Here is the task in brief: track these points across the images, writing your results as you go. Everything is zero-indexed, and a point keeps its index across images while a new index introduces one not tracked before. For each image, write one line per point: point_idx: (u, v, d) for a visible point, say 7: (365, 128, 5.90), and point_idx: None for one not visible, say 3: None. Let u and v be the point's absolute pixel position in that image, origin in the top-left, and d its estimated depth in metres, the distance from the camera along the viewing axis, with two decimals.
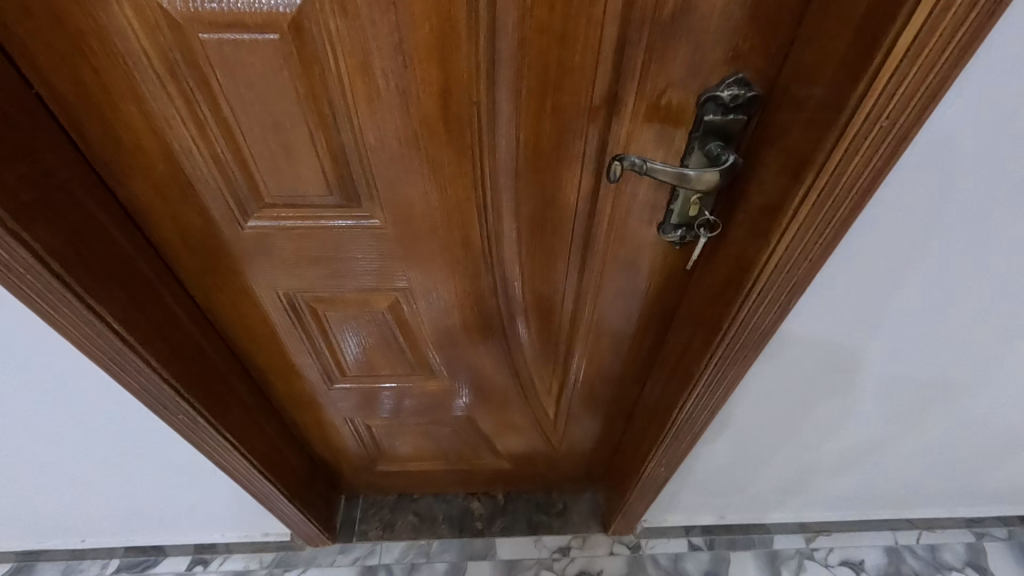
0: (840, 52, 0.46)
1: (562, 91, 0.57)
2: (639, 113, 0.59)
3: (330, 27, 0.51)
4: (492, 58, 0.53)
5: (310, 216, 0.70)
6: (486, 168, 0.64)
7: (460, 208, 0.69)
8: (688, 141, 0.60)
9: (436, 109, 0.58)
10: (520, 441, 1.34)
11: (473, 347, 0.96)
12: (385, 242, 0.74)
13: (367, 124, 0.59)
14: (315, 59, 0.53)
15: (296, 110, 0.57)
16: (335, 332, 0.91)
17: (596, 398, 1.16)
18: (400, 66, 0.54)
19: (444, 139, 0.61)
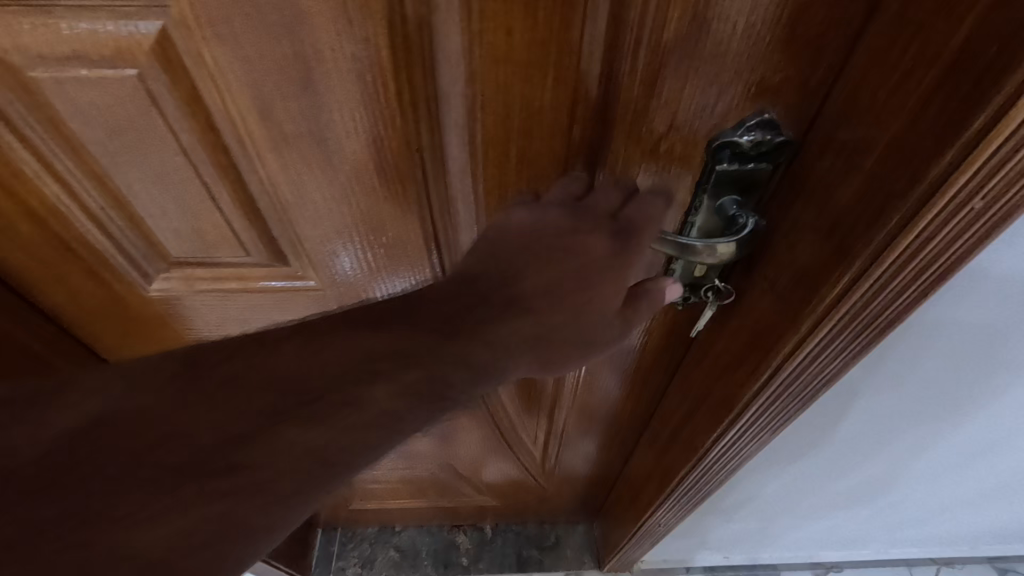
0: (914, 100, 0.32)
1: (529, 136, 0.43)
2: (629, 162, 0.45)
3: (206, 60, 0.37)
4: (433, 95, 0.40)
5: (228, 277, 0.58)
6: (440, 223, 0.51)
7: (412, 266, 0.56)
8: (694, 193, 0.46)
9: (366, 161, 0.44)
10: (504, 476, 1.23)
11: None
12: (324, 303, 0.61)
13: (279, 178, 0.46)
14: (193, 99, 0.39)
15: (184, 161, 0.44)
16: None
17: (586, 441, 1.04)
18: (310, 108, 0.40)
19: (381, 191, 0.47)
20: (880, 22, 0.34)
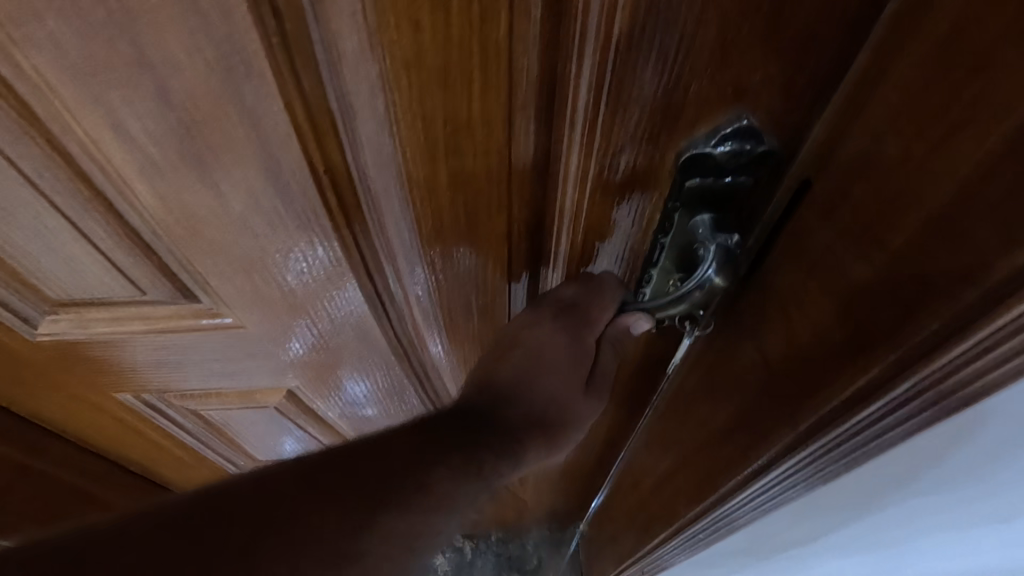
0: (966, 171, 0.23)
1: (458, 155, 0.35)
2: (582, 182, 0.37)
3: (24, 69, 0.28)
4: (332, 105, 0.32)
5: (127, 317, 0.49)
6: (371, 248, 0.44)
7: (343, 296, 0.49)
8: (663, 211, 0.39)
9: (265, 186, 0.36)
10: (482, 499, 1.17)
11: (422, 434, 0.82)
12: (253, 340, 0.54)
13: (160, 211, 0.37)
14: (25, 117, 0.31)
15: (33, 191, 0.35)
16: (223, 424, 0.73)
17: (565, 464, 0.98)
18: (178, 126, 0.32)
19: (292, 221, 0.40)
20: (924, 37, 0.26)
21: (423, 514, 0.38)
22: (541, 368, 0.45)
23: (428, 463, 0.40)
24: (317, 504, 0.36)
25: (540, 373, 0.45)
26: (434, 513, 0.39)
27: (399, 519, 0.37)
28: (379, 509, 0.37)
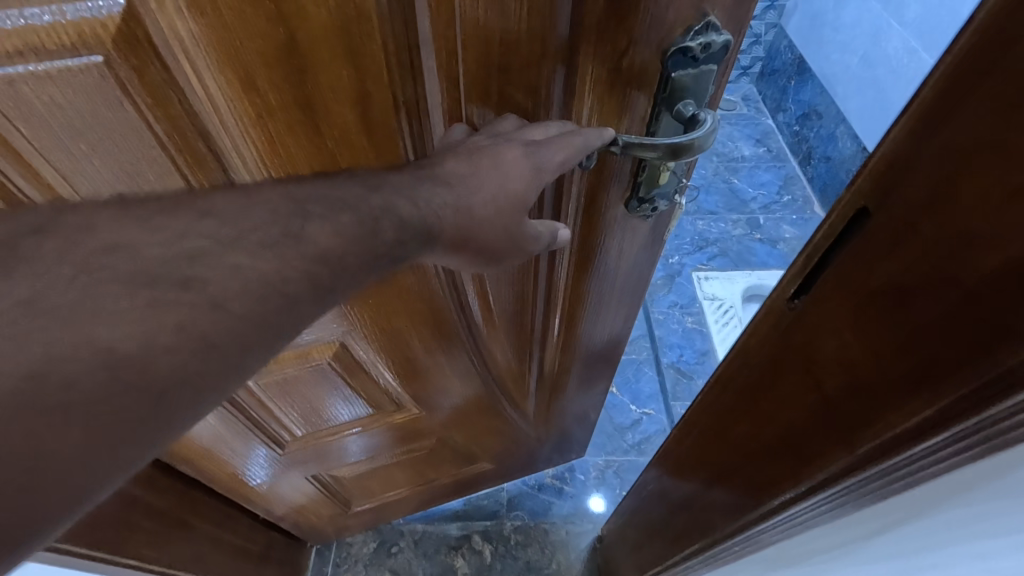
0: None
1: (507, 71, 0.45)
2: (592, 85, 0.48)
3: (178, 33, 0.35)
4: (412, 42, 0.40)
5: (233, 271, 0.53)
6: None
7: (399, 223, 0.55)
8: (656, 105, 0.50)
9: (350, 111, 0.44)
10: (482, 439, 1.12)
11: (338, 316, 0.66)
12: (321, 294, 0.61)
13: (257, 154, 0.44)
14: (164, 83, 0.37)
15: (156, 150, 0.41)
16: (275, 401, 0.77)
17: (560, 374, 0.97)
18: (294, 71, 0.39)
19: (370, 157, 0.47)
20: (977, 95, 0.29)
21: (280, 262, 0.35)
22: (495, 191, 0.48)
23: (319, 210, 0.38)
24: (146, 231, 0.32)
25: (494, 198, 0.48)
26: (292, 270, 0.35)
27: (251, 257, 0.34)
28: (234, 245, 0.34)
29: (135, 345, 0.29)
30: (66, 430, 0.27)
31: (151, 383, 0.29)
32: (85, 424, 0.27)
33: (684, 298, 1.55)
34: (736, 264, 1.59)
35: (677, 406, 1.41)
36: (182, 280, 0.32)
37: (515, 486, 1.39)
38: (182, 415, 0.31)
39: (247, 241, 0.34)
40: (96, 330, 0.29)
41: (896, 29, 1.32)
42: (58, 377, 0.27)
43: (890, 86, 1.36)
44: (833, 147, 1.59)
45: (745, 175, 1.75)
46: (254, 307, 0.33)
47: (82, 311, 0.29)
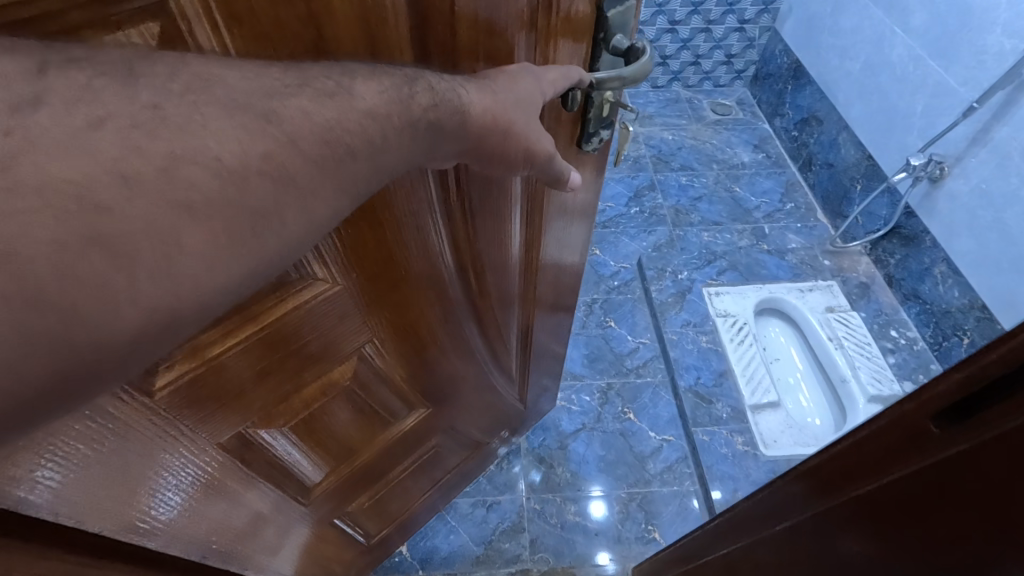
0: None
1: (493, 33, 0.32)
2: (561, 29, 0.36)
3: None
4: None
5: (260, 328, 0.36)
6: (453, 189, 0.42)
7: (414, 225, 0.41)
8: (592, 47, 0.40)
9: (358, 52, 0.27)
10: (460, 418, 0.75)
11: (209, 337, 0.33)
12: (326, 313, 0.40)
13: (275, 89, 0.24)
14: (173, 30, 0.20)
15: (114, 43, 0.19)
16: (273, 441, 0.47)
17: (529, 333, 0.71)
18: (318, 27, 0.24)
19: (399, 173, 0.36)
20: None
21: (345, 110, 0.23)
22: (516, 110, 0.32)
23: (360, 78, 0.24)
24: (228, 63, 0.21)
25: (519, 120, 0.32)
26: (384, 107, 0.25)
27: (316, 104, 0.22)
28: (299, 86, 0.22)
29: (165, 164, 0.19)
30: (200, 229, 0.20)
31: (256, 204, 0.21)
32: (213, 232, 0.20)
33: (697, 317, 1.16)
34: (747, 277, 1.23)
35: (701, 433, 0.98)
36: (263, 111, 0.21)
37: (532, 514, 0.92)
38: (277, 241, 0.23)
39: (319, 83, 0.23)
40: (207, 142, 0.20)
41: (900, 36, 1.14)
42: (178, 179, 0.19)
43: (898, 95, 1.14)
44: (835, 154, 1.36)
45: (748, 183, 1.49)
46: (320, 149, 0.23)
47: (189, 124, 0.19)
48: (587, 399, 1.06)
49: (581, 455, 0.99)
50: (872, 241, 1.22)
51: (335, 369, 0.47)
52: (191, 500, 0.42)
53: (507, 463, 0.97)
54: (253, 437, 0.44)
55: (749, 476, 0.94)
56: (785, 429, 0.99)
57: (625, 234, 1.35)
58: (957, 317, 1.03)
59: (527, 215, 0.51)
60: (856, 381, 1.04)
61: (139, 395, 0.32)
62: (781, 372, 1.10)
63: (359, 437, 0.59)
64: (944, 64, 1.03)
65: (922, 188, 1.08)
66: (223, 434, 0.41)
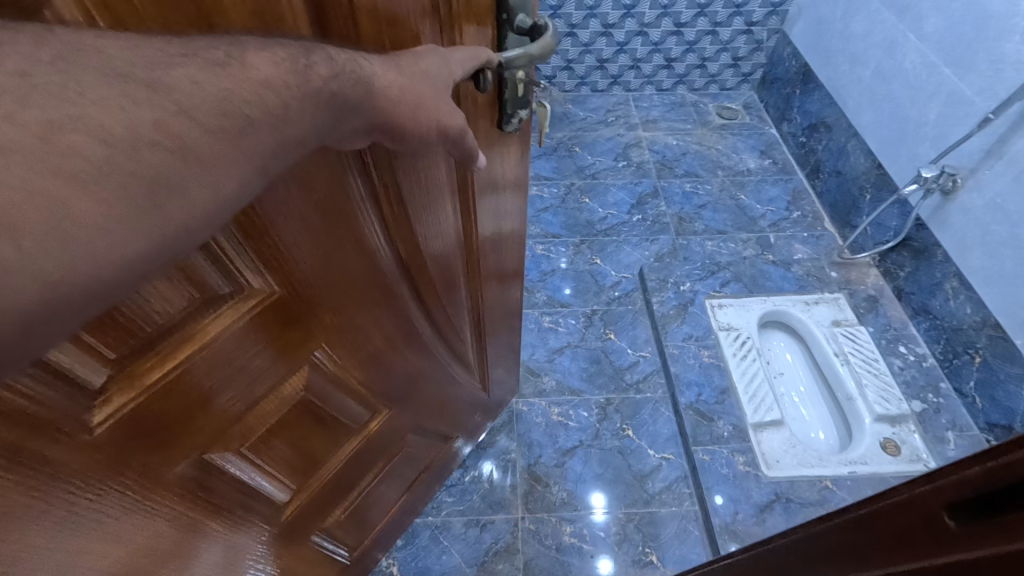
0: None
1: (397, 24, 0.31)
2: (464, 16, 0.35)
3: None
4: None
5: (189, 348, 0.34)
6: (382, 176, 0.39)
7: (347, 221, 0.39)
8: (496, 28, 0.38)
9: (256, 27, 0.24)
10: (426, 416, 0.73)
11: (138, 368, 0.31)
12: (263, 324, 0.38)
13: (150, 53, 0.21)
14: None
15: None
16: (234, 465, 0.45)
17: (481, 312, 0.69)
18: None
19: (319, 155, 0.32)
20: None
21: (241, 82, 0.21)
22: (423, 83, 0.30)
23: (260, 50, 0.22)
24: (102, 32, 0.19)
25: (426, 93, 0.30)
26: (284, 78, 0.23)
27: (207, 75, 0.20)
28: (185, 56, 0.20)
29: (40, 135, 0.17)
30: (91, 201, 0.18)
31: (156, 174, 0.19)
32: (109, 204, 0.18)
33: (700, 330, 1.13)
34: (751, 290, 1.20)
35: (701, 452, 0.96)
36: (145, 80, 0.19)
37: (527, 534, 0.90)
38: (183, 209, 0.21)
39: (208, 54, 0.21)
40: (83, 109, 0.17)
41: (913, 43, 1.10)
42: (60, 148, 0.17)
43: (910, 103, 1.11)
44: (844, 161, 1.32)
45: (754, 190, 1.46)
46: (221, 119, 0.21)
47: (60, 91, 0.17)
48: (584, 415, 1.03)
49: (578, 473, 0.97)
50: (881, 253, 1.19)
51: (285, 383, 0.45)
52: (152, 538, 0.40)
53: (503, 479, 0.96)
54: (213, 465, 0.42)
55: (751, 498, 0.91)
56: (788, 448, 0.96)
57: (627, 243, 1.33)
58: (970, 334, 1.00)
59: (456, 194, 0.49)
60: (863, 399, 1.00)
61: (79, 437, 0.30)
62: (785, 388, 1.07)
63: (322, 451, 0.56)
64: (960, 72, 0.99)
65: (934, 200, 1.05)
66: (172, 466, 0.38)
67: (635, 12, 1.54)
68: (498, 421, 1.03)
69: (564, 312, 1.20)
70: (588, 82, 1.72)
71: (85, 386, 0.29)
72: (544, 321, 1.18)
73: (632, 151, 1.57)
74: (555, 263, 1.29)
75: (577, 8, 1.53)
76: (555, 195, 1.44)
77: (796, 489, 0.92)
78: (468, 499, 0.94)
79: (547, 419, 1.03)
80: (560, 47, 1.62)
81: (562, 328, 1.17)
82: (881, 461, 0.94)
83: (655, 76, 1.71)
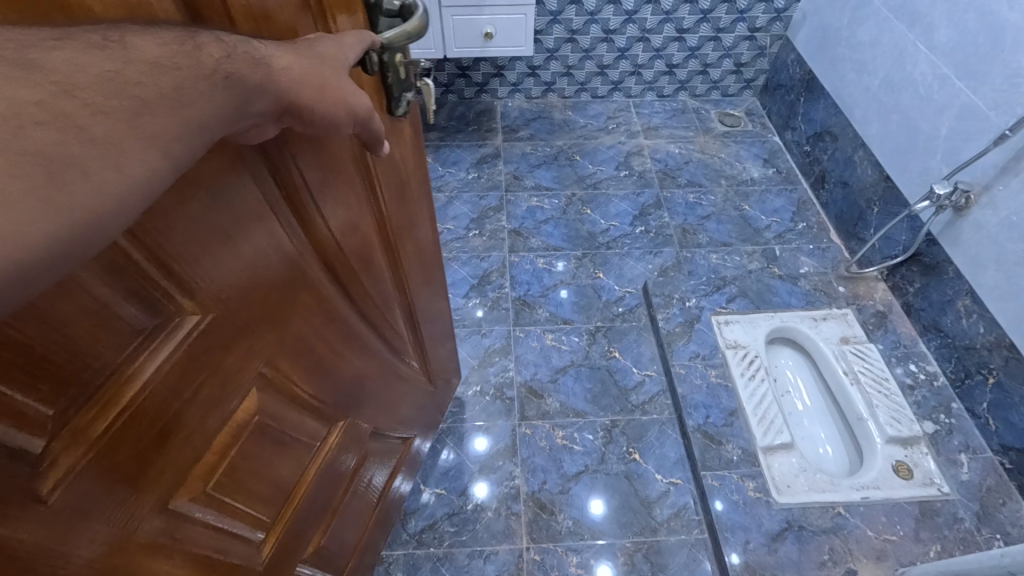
0: None
1: (271, 17, 0.32)
2: (335, 5, 0.37)
3: None
4: None
5: (133, 387, 0.32)
6: (283, 169, 0.38)
7: (259, 221, 0.38)
8: (367, 13, 0.41)
9: (125, 19, 0.24)
10: (382, 416, 0.71)
11: (80, 418, 0.30)
12: (205, 349, 0.37)
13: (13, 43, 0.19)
14: None
15: None
16: (202, 513, 0.42)
17: (410, 297, 0.68)
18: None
19: (212, 157, 0.32)
20: None
21: (124, 62, 0.22)
22: (323, 64, 0.32)
23: (138, 33, 0.23)
24: None
25: (328, 74, 0.33)
26: (170, 58, 0.23)
27: (90, 56, 0.21)
28: (58, 40, 0.20)
29: None
30: None
31: (50, 152, 0.19)
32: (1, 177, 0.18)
33: (706, 349, 1.10)
34: (758, 306, 1.17)
35: (710, 477, 0.93)
36: (17, 60, 0.19)
37: (532, 564, 0.87)
38: (86, 187, 0.21)
39: (85, 37, 0.21)
40: None
41: (924, 53, 1.07)
42: None
43: (920, 115, 1.08)
44: (850, 172, 1.30)
45: (759, 201, 1.43)
46: (111, 99, 0.21)
47: None
48: (590, 438, 1.01)
49: (583, 500, 0.94)
50: (889, 267, 1.17)
51: (237, 409, 0.43)
52: None
53: (506, 507, 0.93)
54: (183, 517, 0.40)
55: (763, 526, 0.88)
56: (800, 473, 0.93)
57: (630, 256, 1.30)
58: (983, 353, 0.97)
59: (360, 179, 0.49)
60: (874, 420, 0.98)
61: (35, 507, 0.29)
62: (791, 407, 1.05)
63: (291, 476, 0.53)
64: (974, 84, 0.97)
65: (945, 216, 1.03)
66: (142, 524, 0.36)
67: (636, 18, 1.51)
68: (501, 446, 1.00)
69: (566, 329, 1.17)
70: (588, 88, 1.69)
71: (25, 453, 0.28)
72: (546, 339, 1.15)
73: (634, 160, 1.54)
74: (556, 278, 1.25)
75: (578, 13, 1.49)
76: (555, 206, 1.41)
77: (808, 515, 0.89)
78: (470, 529, 0.91)
79: (551, 442, 1.00)
80: (560, 53, 1.59)
81: (564, 346, 1.14)
82: (893, 485, 0.92)
83: (656, 82, 1.68)
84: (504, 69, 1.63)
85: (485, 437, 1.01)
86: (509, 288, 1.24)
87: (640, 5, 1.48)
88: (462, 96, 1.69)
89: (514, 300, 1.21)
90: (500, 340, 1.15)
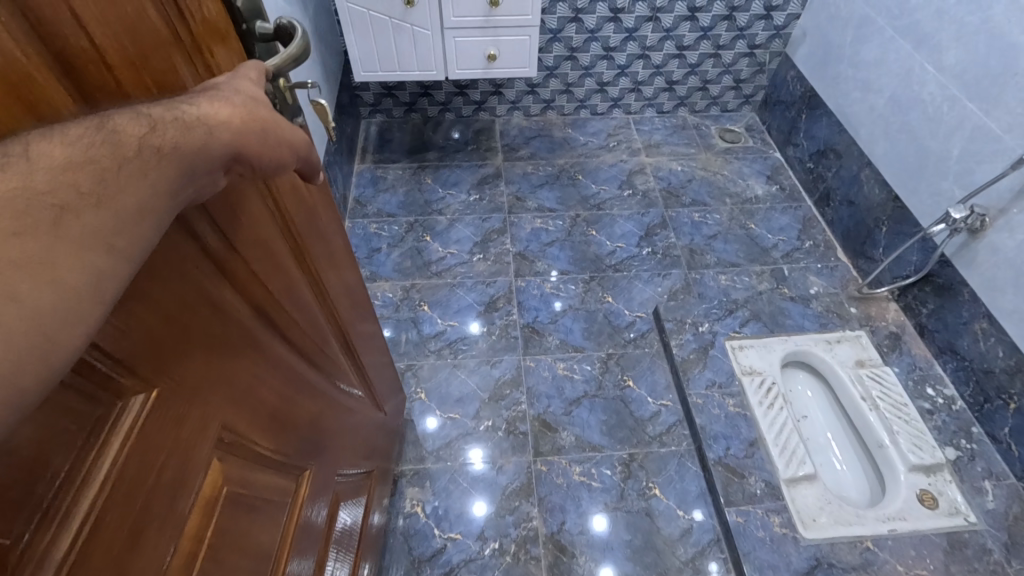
0: None
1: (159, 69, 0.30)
2: (209, 39, 0.34)
3: None
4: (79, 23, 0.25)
5: (93, 487, 0.28)
6: (191, 217, 0.34)
7: (179, 277, 0.33)
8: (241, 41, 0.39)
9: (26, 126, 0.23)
10: (340, 457, 0.66)
11: (41, 539, 0.26)
12: (160, 425, 0.33)
13: None
14: None
15: None
16: None
17: (342, 326, 0.64)
18: None
19: None
20: None
21: (30, 174, 0.20)
22: (257, 105, 0.31)
23: (42, 136, 0.21)
24: None
25: (266, 116, 0.31)
26: (90, 153, 0.22)
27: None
28: None
29: None
30: None
31: None
32: None
33: (723, 376, 1.07)
34: (772, 329, 1.15)
35: (734, 514, 0.90)
36: None
37: None
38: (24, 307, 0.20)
39: None
40: None
41: (931, 74, 1.07)
42: None
43: (928, 135, 1.08)
44: (856, 191, 1.29)
45: (764, 219, 1.41)
46: (21, 218, 0.20)
47: None
48: (608, 473, 0.97)
49: (605, 542, 0.90)
50: (901, 287, 1.16)
51: (204, 483, 0.38)
52: None
53: (525, 551, 0.89)
54: None
55: (790, 564, 0.86)
56: (824, 504, 0.91)
57: (638, 279, 1.28)
58: (1002, 378, 0.96)
59: (270, 213, 0.45)
60: (895, 447, 0.96)
61: None
62: (812, 433, 1.03)
63: (271, 541, 0.48)
64: (985, 107, 0.97)
65: (959, 238, 1.02)
66: None
67: (636, 36, 1.49)
68: (515, 485, 0.96)
69: (578, 357, 1.13)
70: (588, 105, 1.67)
71: None
72: (558, 368, 1.12)
73: (637, 178, 1.52)
74: (564, 302, 1.22)
75: (578, 32, 1.47)
76: (560, 227, 1.38)
77: (836, 552, 0.87)
78: None
79: (569, 479, 0.97)
80: (559, 70, 1.57)
81: (577, 375, 1.10)
82: (919, 517, 0.90)
83: (656, 98, 1.67)
84: (502, 87, 1.60)
85: (497, 476, 0.97)
86: (518, 314, 1.20)
87: (640, 23, 1.46)
88: (459, 114, 1.66)
89: (524, 327, 1.18)
90: (510, 370, 1.11)
